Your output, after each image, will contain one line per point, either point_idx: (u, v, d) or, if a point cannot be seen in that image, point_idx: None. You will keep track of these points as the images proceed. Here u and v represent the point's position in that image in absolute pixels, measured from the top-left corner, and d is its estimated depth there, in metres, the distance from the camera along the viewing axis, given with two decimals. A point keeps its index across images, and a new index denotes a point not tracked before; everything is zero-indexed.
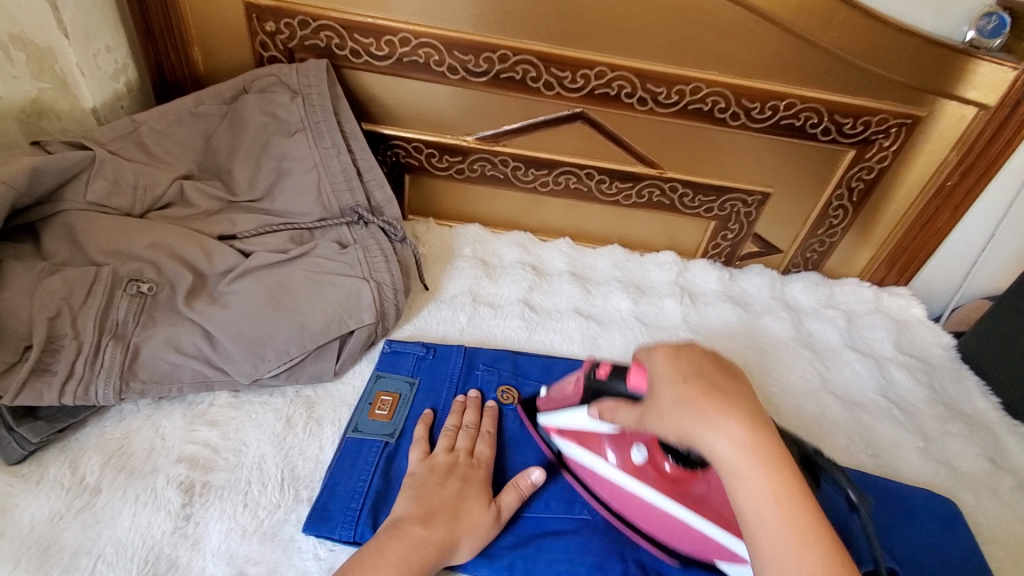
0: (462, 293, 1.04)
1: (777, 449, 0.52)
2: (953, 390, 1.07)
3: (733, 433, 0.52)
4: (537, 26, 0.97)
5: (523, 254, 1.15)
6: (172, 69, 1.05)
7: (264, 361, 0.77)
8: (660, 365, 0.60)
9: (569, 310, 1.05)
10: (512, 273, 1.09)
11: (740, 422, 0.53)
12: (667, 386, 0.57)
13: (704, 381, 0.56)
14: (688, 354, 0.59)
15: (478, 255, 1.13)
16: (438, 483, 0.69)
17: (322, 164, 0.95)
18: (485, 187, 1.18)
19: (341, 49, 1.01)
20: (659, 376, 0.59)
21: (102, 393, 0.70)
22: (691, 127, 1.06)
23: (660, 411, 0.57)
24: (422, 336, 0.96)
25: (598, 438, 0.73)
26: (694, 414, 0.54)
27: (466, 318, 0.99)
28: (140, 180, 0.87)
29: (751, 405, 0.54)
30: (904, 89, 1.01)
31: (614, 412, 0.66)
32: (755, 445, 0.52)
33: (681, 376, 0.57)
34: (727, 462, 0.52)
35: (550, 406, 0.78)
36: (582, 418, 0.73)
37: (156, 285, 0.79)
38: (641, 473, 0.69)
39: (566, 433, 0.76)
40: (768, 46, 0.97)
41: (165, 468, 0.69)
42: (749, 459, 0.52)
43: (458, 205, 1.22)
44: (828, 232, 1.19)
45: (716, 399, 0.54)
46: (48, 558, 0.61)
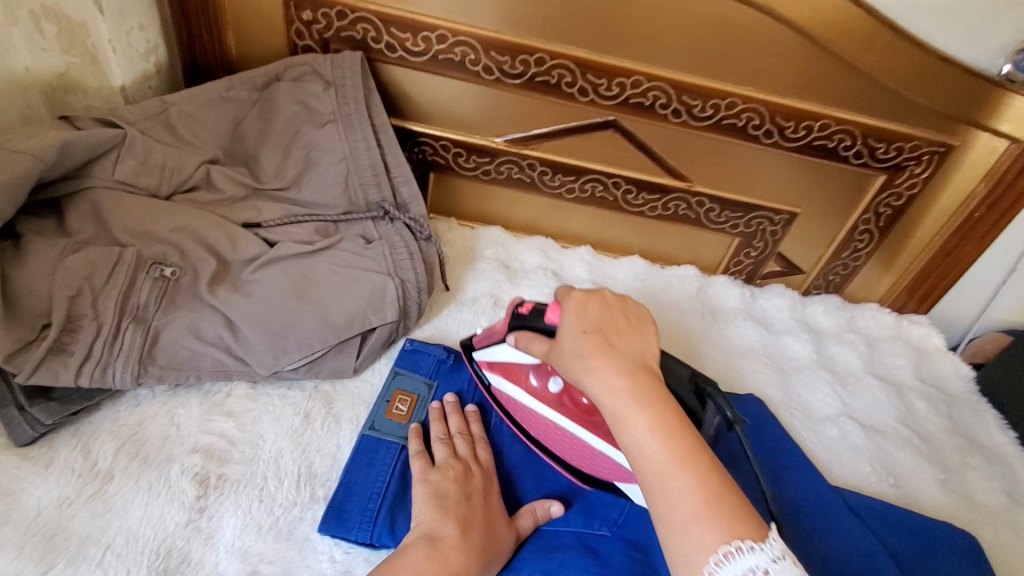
0: (483, 296, 1.03)
1: (657, 393, 0.55)
2: (972, 422, 1.05)
3: (615, 378, 0.56)
4: (576, 31, 0.96)
5: (544, 260, 1.14)
6: (204, 52, 1.04)
7: (285, 353, 0.76)
8: (568, 313, 0.63)
9: None
10: (534, 279, 1.07)
11: (625, 366, 0.57)
12: (570, 336, 0.61)
13: (601, 334, 0.60)
14: (591, 305, 0.63)
15: (499, 258, 1.11)
16: (457, 492, 0.66)
17: (351, 156, 0.94)
18: (510, 190, 1.17)
19: (376, 42, 1.00)
20: (564, 327, 0.62)
21: (119, 376, 0.69)
22: (723, 142, 1.05)
23: (564, 356, 0.61)
24: (442, 337, 0.94)
25: (522, 372, 0.75)
26: (586, 363, 0.58)
27: (487, 321, 0.98)
28: (168, 162, 0.86)
29: (635, 354, 0.59)
30: (941, 118, 1.00)
31: (530, 344, 0.67)
32: (634, 388, 0.55)
33: (583, 328, 0.61)
34: (607, 398, 0.56)
35: (481, 342, 0.77)
36: (507, 352, 0.73)
37: (180, 269, 0.77)
38: (556, 402, 0.73)
39: (496, 369, 0.77)
40: (807, 66, 0.96)
41: (180, 458, 0.67)
42: (628, 401, 0.55)
43: (481, 206, 1.21)
44: (853, 256, 1.18)
45: (610, 352, 0.58)
46: (55, 546, 0.59)
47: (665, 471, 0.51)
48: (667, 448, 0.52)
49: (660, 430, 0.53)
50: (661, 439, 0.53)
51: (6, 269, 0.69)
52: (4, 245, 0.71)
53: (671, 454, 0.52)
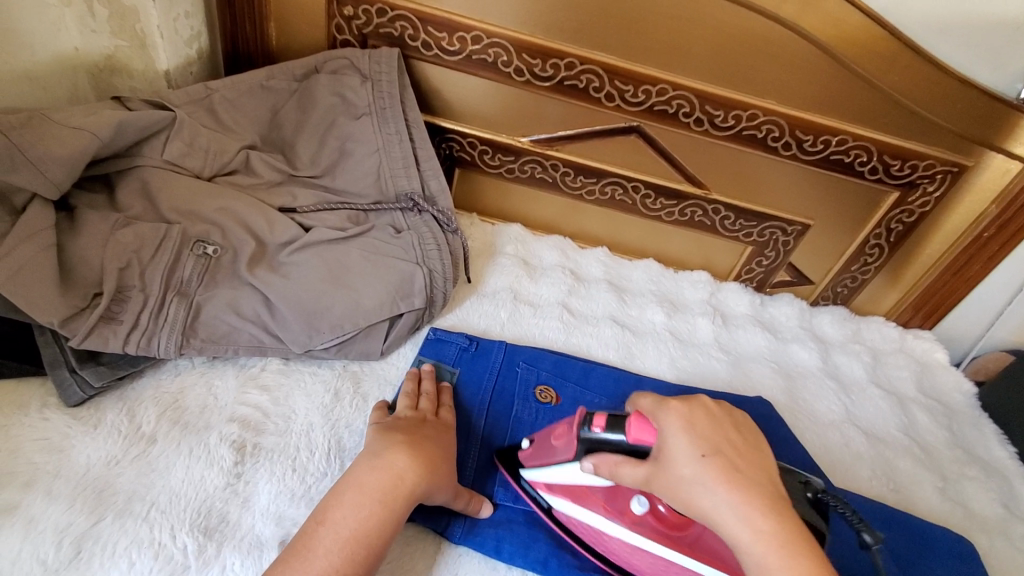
0: (502, 290, 1.06)
1: (798, 532, 0.53)
2: (971, 435, 1.08)
3: (759, 526, 0.53)
4: (607, 39, 1.00)
5: (562, 258, 1.17)
6: (245, 41, 1.08)
7: (318, 333, 0.79)
8: (673, 432, 0.57)
9: (606, 318, 1.07)
10: (552, 276, 1.11)
11: (764, 507, 0.54)
12: (685, 461, 0.56)
13: (722, 458, 0.56)
14: (701, 419, 0.59)
15: (519, 254, 1.15)
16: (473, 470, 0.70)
17: (384, 149, 0.97)
18: (532, 189, 1.21)
19: (413, 40, 1.03)
20: (673, 446, 0.57)
21: (164, 346, 0.72)
22: (742, 152, 1.08)
23: (676, 486, 0.56)
24: (463, 327, 0.98)
25: (592, 492, 0.69)
26: (717, 496, 0.54)
27: (507, 314, 1.02)
28: (211, 145, 0.89)
29: (765, 482, 0.56)
30: (955, 139, 1.03)
31: (617, 469, 0.62)
32: (778, 532, 0.53)
33: (700, 451, 0.56)
34: (750, 546, 0.52)
35: (540, 458, 0.72)
36: (576, 474, 0.68)
37: (221, 248, 0.81)
38: (639, 524, 0.66)
39: (557, 489, 0.72)
40: (828, 82, 0.99)
41: (218, 426, 0.71)
42: (776, 549, 0.52)
43: (502, 204, 1.24)
44: (862, 269, 1.21)
45: (737, 482, 0.55)
46: (102, 500, 0.62)
47: None
48: None
49: None
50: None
51: (61, 239, 0.73)
52: (59, 217, 0.75)
53: None
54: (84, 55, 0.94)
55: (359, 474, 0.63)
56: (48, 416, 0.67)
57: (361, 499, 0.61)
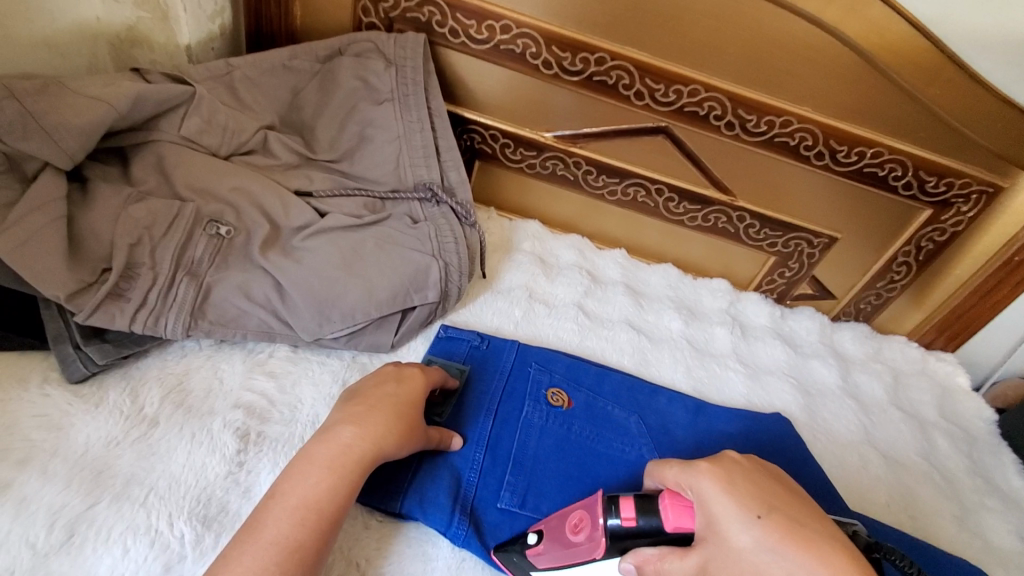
0: (517, 288, 1.04)
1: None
2: (992, 465, 1.04)
3: None
4: (640, 34, 0.97)
5: (580, 259, 1.14)
6: (269, 19, 1.05)
7: (329, 322, 0.77)
8: (719, 499, 0.57)
9: (622, 322, 1.04)
10: (569, 276, 1.08)
11: (839, 562, 0.52)
12: (741, 529, 0.54)
13: (776, 514, 0.55)
14: (739, 478, 0.59)
15: (536, 252, 1.12)
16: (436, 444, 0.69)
17: (405, 136, 0.95)
18: (552, 186, 1.18)
19: (440, 27, 1.01)
20: (722, 516, 0.55)
21: (171, 326, 0.70)
22: (772, 159, 1.05)
23: (736, 557, 0.53)
24: (476, 324, 0.96)
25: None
26: (786, 561, 0.52)
27: (521, 313, 0.99)
28: (230, 123, 0.87)
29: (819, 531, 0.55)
30: (994, 157, 0.99)
31: (662, 564, 0.57)
32: None
33: (756, 512, 0.55)
34: None
35: (561, 558, 0.64)
36: (608, 571, 0.62)
37: (234, 229, 0.78)
38: None
39: None
40: (868, 91, 0.95)
41: (222, 412, 0.69)
42: None
43: (520, 199, 1.21)
44: (887, 286, 1.18)
45: (799, 538, 0.53)
46: (100, 483, 0.60)
47: None
48: None
49: None
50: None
51: (72, 210, 0.71)
52: (71, 188, 0.73)
53: None
54: (104, 25, 0.93)
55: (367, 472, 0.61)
56: (49, 392, 0.65)
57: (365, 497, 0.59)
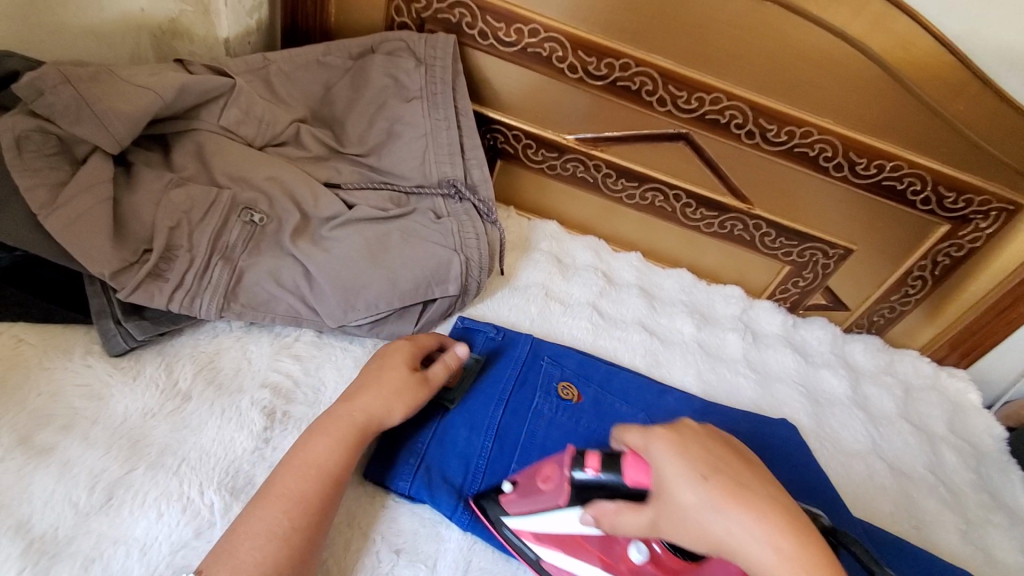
0: (534, 285, 1.06)
1: (816, 547, 0.52)
2: (998, 481, 1.04)
3: (777, 542, 0.52)
4: (666, 43, 0.99)
5: (595, 260, 1.16)
6: (304, 16, 1.09)
7: (353, 310, 0.80)
8: (666, 461, 0.57)
9: (635, 324, 1.05)
10: (584, 276, 1.10)
11: (778, 527, 0.52)
12: (686, 488, 0.55)
13: (722, 477, 0.56)
14: (693, 443, 0.59)
15: (553, 251, 1.14)
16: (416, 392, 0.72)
17: (431, 134, 0.98)
18: (571, 188, 1.20)
19: (470, 28, 1.04)
20: (669, 476, 0.56)
21: (205, 307, 0.73)
22: (791, 169, 1.06)
23: (682, 516, 0.55)
24: (492, 318, 0.98)
25: (586, 543, 0.69)
26: (725, 520, 0.53)
27: (537, 310, 1.01)
28: (265, 115, 0.91)
29: (770, 500, 0.55)
30: (1015, 175, 1.00)
31: (616, 519, 0.60)
32: (792, 552, 0.51)
33: (700, 473, 0.55)
34: (767, 566, 0.51)
35: (530, 503, 0.69)
36: (572, 521, 0.67)
37: (267, 217, 0.82)
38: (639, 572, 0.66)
39: (547, 540, 0.70)
40: (891, 106, 0.97)
41: (251, 390, 0.72)
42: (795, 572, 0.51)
43: (539, 200, 1.24)
44: (901, 300, 1.18)
45: (741, 498, 0.54)
46: (137, 451, 0.64)
47: None
48: None
49: None
50: None
51: (117, 193, 0.75)
52: (116, 172, 0.77)
53: None
54: (148, 16, 0.97)
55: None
56: (91, 363, 0.69)
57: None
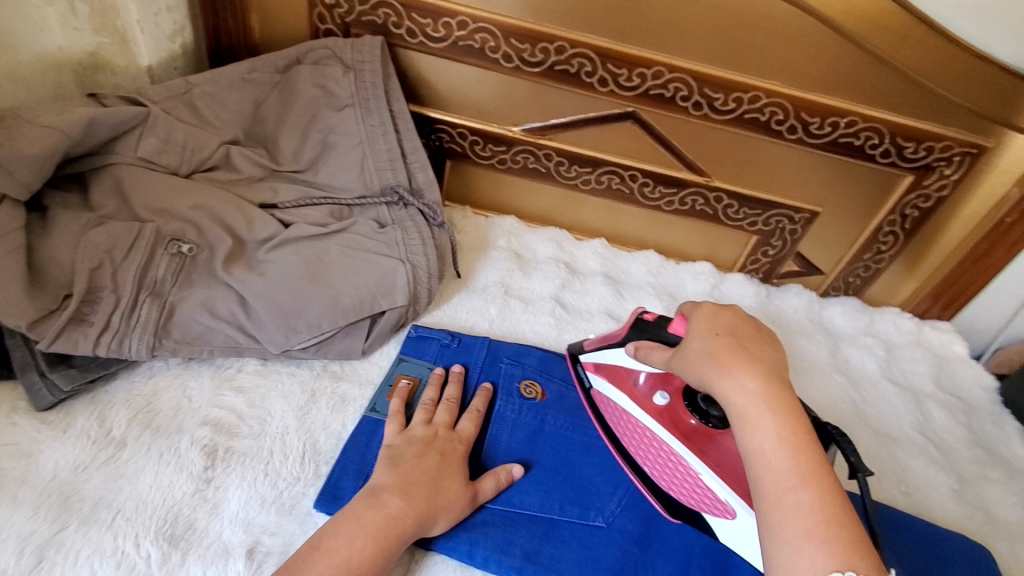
0: (493, 285, 1.03)
1: (789, 401, 0.54)
2: (992, 434, 1.01)
3: (743, 379, 0.55)
4: (599, 21, 0.95)
5: (557, 250, 1.13)
6: (228, 34, 1.05)
7: (295, 332, 0.76)
8: (697, 319, 0.64)
9: (601, 312, 1.02)
10: (545, 269, 1.07)
11: (770, 383, 0.55)
12: (696, 337, 0.61)
13: (732, 337, 0.60)
14: (726, 313, 0.63)
15: (512, 247, 1.11)
16: (415, 454, 0.66)
17: (367, 141, 0.94)
18: (526, 181, 1.17)
19: (397, 28, 1.00)
20: (690, 330, 0.63)
21: (135, 347, 0.70)
22: (744, 136, 1.03)
23: (687, 358, 0.61)
24: (451, 323, 0.95)
25: (631, 379, 0.76)
26: (712, 362, 0.58)
27: (497, 310, 0.98)
28: (189, 141, 0.87)
29: (770, 362, 0.58)
30: (973, 117, 0.96)
31: (649, 353, 0.69)
32: (765, 394, 0.54)
33: (714, 331, 0.61)
34: (732, 395, 0.55)
35: (601, 339, 0.80)
36: (623, 356, 0.75)
37: (197, 246, 0.79)
38: (659, 414, 0.73)
39: (603, 370, 0.79)
40: (838, 59, 0.93)
41: (190, 429, 0.69)
42: (757, 405, 0.54)
43: (496, 196, 1.20)
44: (875, 257, 1.15)
45: (739, 352, 0.58)
46: (68, 507, 0.61)
47: (789, 483, 0.50)
48: (788, 460, 0.51)
49: (787, 445, 0.52)
50: (785, 451, 0.52)
51: (32, 239, 0.72)
52: (31, 218, 0.74)
53: (792, 470, 0.51)
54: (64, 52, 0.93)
55: (356, 510, 0.59)
56: (17, 420, 0.66)
57: (363, 534, 0.57)
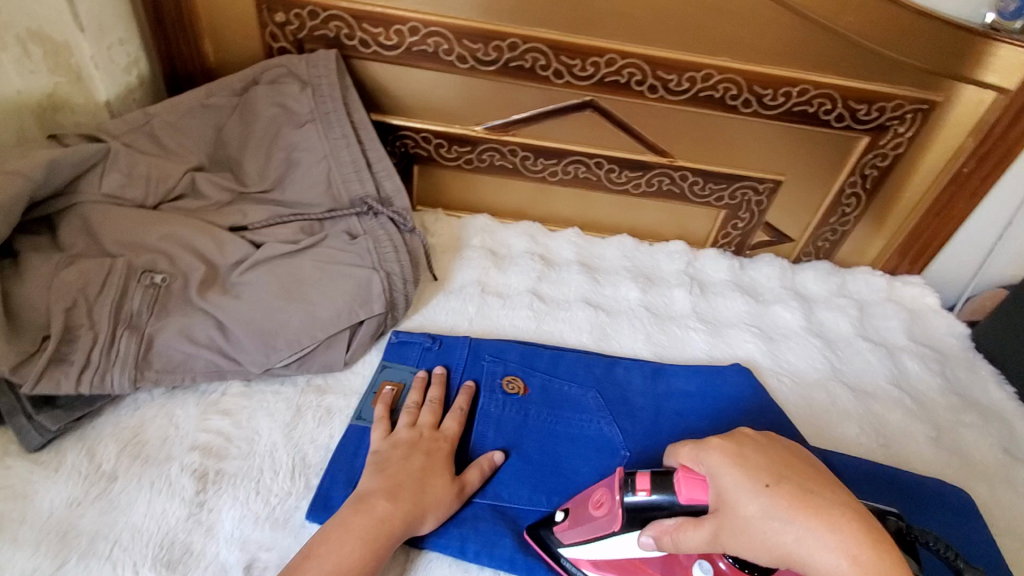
0: (470, 284, 1.04)
1: (885, 548, 0.50)
2: (966, 381, 1.04)
3: (849, 552, 0.49)
4: (548, 14, 0.97)
5: (532, 244, 1.14)
6: (183, 61, 1.05)
7: (275, 351, 0.78)
8: (727, 473, 0.56)
9: (579, 300, 1.04)
10: (521, 264, 1.08)
11: (854, 531, 0.50)
12: (748, 498, 0.54)
13: (788, 482, 0.54)
14: (749, 450, 0.58)
15: (487, 245, 1.12)
16: (401, 457, 0.69)
17: (331, 155, 0.95)
18: (495, 177, 1.17)
19: (350, 39, 1.01)
20: (729, 487, 0.55)
21: (117, 381, 0.72)
22: (702, 114, 1.05)
23: (746, 526, 0.53)
24: (430, 326, 0.96)
25: (647, 568, 0.65)
26: (795, 527, 0.51)
27: (476, 308, 0.99)
28: (153, 172, 0.88)
29: (840, 503, 0.53)
30: (921, 74, 0.99)
31: (677, 537, 0.57)
32: (866, 556, 0.49)
33: (762, 482, 0.54)
34: (837, 567, 0.49)
35: (581, 534, 0.65)
36: (630, 547, 0.63)
37: (170, 275, 0.80)
38: None
39: (604, 566, 0.66)
40: (784, 31, 0.95)
41: (179, 456, 0.70)
42: (865, 573, 0.49)
43: (468, 196, 1.21)
44: (841, 220, 1.17)
45: (811, 506, 0.52)
46: (66, 543, 0.62)
47: None
48: None
49: None
50: None
51: (5, 285, 0.72)
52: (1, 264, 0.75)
53: None
54: None
55: (344, 517, 0.62)
56: (9, 464, 0.67)
57: (352, 539, 0.60)
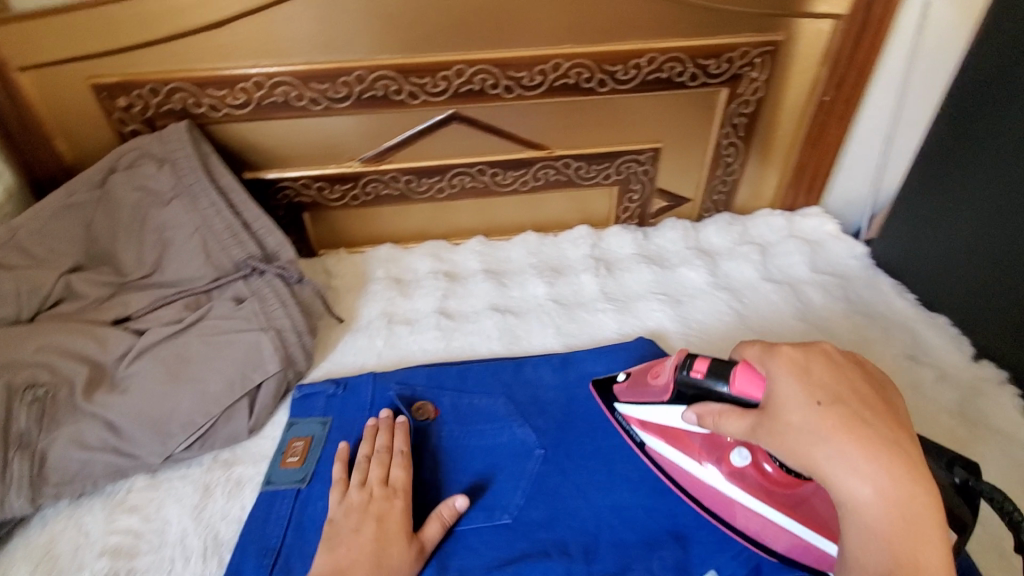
0: (375, 318, 1.05)
1: (917, 471, 0.52)
2: (870, 297, 1.08)
3: (883, 469, 0.51)
4: (387, 40, 0.98)
5: (436, 264, 1.15)
6: (42, 165, 1.03)
7: (171, 437, 0.80)
8: (789, 385, 0.57)
9: (485, 309, 1.05)
10: (423, 287, 1.09)
11: (889, 460, 0.52)
12: (799, 409, 0.55)
13: (845, 404, 0.55)
14: (818, 363, 0.58)
15: (391, 274, 1.13)
16: (353, 529, 0.70)
17: (203, 225, 0.95)
18: (388, 207, 1.18)
19: (198, 107, 1.01)
20: (786, 395, 0.57)
21: (14, 505, 0.73)
22: (563, 103, 1.07)
23: (786, 434, 0.55)
24: (339, 370, 0.97)
25: (690, 438, 0.73)
26: (831, 447, 0.53)
27: (382, 341, 1.00)
28: (22, 285, 0.86)
29: (895, 431, 0.54)
30: (756, 19, 1.02)
31: (720, 419, 0.63)
32: (892, 475, 0.51)
33: (816, 400, 0.55)
34: (854, 487, 0.52)
35: (636, 394, 0.75)
36: (673, 413, 0.72)
37: (53, 385, 0.79)
38: (739, 473, 0.70)
39: (652, 427, 0.75)
40: (615, 7, 0.98)
41: (90, 563, 0.72)
42: (889, 489, 0.51)
43: (370, 228, 1.21)
44: (728, 171, 1.20)
45: (858, 429, 0.53)
46: None
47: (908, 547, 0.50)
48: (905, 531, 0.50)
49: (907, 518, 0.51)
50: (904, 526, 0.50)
51: None
52: None
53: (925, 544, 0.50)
54: None
55: None
56: None
57: None
